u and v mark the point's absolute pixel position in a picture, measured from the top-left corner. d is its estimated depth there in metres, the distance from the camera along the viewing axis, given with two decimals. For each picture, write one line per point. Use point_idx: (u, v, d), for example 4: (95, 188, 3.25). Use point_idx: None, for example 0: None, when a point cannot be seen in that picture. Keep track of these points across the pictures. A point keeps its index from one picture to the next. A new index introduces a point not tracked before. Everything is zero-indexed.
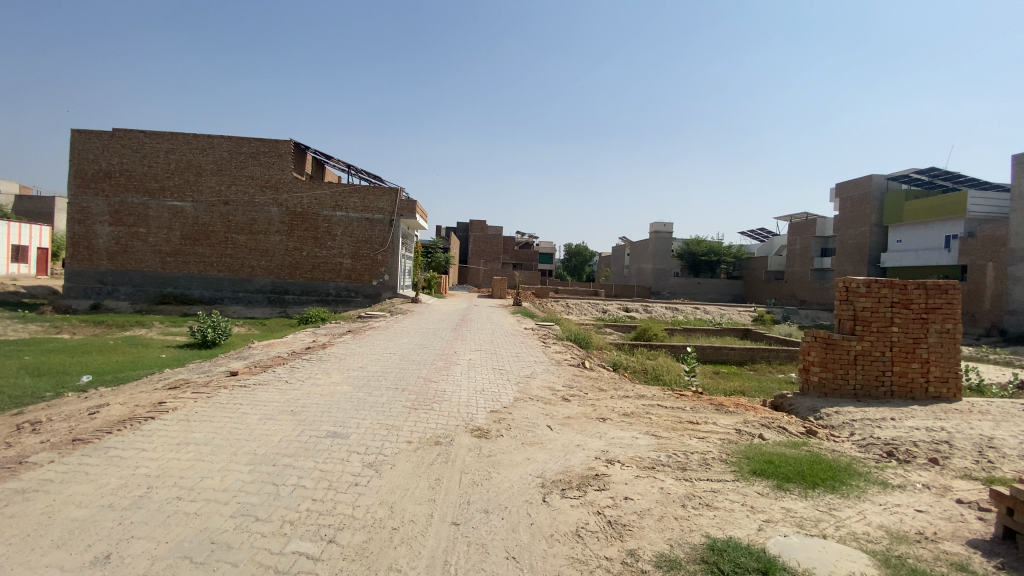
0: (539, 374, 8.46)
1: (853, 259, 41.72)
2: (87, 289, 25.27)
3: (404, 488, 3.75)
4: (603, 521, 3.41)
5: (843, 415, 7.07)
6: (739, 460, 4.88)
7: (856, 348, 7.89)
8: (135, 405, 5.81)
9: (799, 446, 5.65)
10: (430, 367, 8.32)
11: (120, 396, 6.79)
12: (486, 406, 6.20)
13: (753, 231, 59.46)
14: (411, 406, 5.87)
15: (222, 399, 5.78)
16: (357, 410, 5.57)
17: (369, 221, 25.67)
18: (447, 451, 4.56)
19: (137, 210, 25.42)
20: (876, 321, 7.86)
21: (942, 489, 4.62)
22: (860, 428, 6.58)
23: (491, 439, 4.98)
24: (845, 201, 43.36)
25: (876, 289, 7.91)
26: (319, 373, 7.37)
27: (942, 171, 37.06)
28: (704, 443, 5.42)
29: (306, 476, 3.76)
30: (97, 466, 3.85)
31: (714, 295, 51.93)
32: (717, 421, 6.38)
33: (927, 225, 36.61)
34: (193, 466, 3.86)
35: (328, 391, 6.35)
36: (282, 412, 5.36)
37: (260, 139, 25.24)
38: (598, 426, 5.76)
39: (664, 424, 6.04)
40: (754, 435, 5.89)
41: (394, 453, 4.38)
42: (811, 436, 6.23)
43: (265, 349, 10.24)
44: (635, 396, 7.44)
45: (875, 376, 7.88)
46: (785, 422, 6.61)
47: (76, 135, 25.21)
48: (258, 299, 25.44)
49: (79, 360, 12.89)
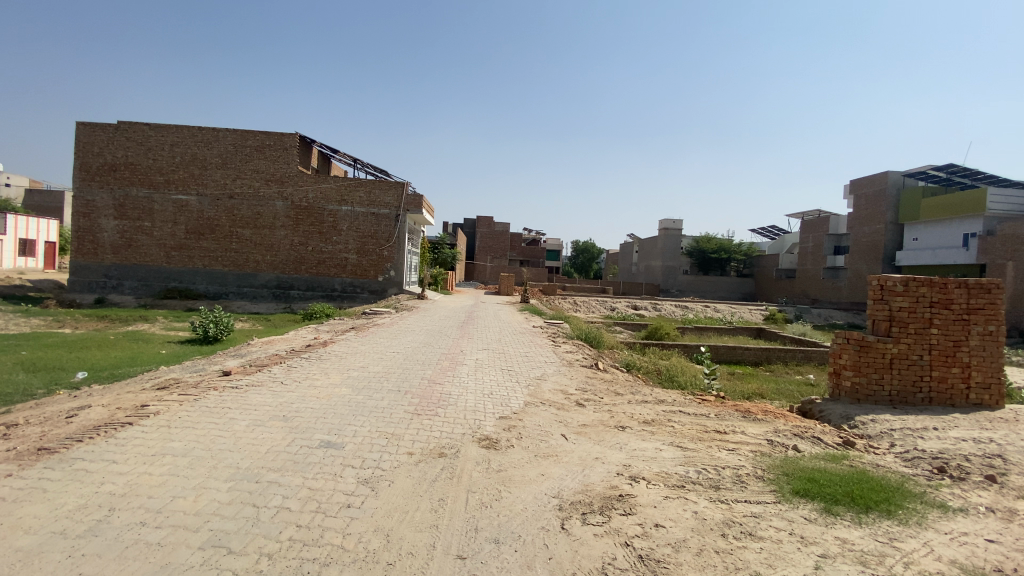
0: (550, 375, 7.97)
1: (867, 257, 40.70)
2: (92, 284, 25.09)
3: (402, 511, 3.27)
4: (632, 556, 2.93)
5: (880, 423, 6.54)
6: (777, 477, 4.39)
7: (892, 351, 7.33)
8: (116, 408, 5.38)
9: (839, 460, 5.14)
10: (435, 367, 7.88)
11: (104, 398, 6.38)
12: (494, 411, 5.73)
13: (764, 228, 58.45)
14: (413, 412, 5.38)
15: (208, 403, 5.33)
16: (355, 416, 5.11)
17: (374, 216, 25.25)
18: (452, 465, 4.09)
19: (141, 204, 25.18)
20: (914, 323, 7.30)
21: (1009, 514, 4.10)
22: (901, 438, 6.06)
23: (501, 451, 4.50)
24: (859, 198, 42.29)
25: (914, 287, 7.36)
26: (316, 374, 6.93)
27: (961, 167, 35.96)
28: (735, 456, 4.92)
29: (291, 496, 3.30)
30: (57, 482, 3.40)
31: (724, 293, 51.18)
32: (745, 429, 5.87)
33: (946, 223, 35.55)
34: (167, 482, 3.42)
35: (324, 394, 5.90)
36: (273, 417, 4.91)
37: (265, 132, 24.88)
38: (618, 436, 5.27)
39: (690, 433, 5.54)
40: (788, 447, 5.39)
41: (393, 467, 3.92)
42: (850, 448, 5.71)
43: (264, 347, 9.82)
44: (654, 401, 6.93)
45: (911, 382, 7.33)
46: (818, 432, 6.08)
47: (81, 128, 25.00)
48: (263, 294, 25.13)
49: (77, 356, 12.55)
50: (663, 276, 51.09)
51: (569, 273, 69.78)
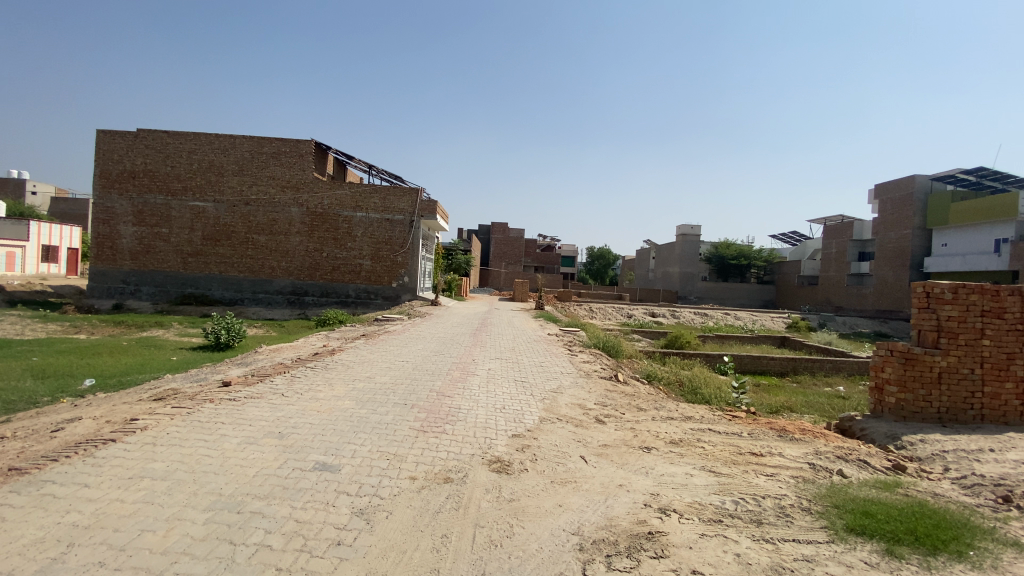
0: (567, 388, 7.49)
1: (893, 263, 39.33)
2: (111, 289, 25.33)
3: (399, 551, 2.86)
4: None
5: (931, 444, 5.94)
6: (825, 510, 3.88)
7: (941, 364, 6.68)
8: (105, 422, 5.06)
9: (892, 488, 4.58)
10: (445, 378, 7.46)
11: (98, 409, 6.08)
12: (507, 428, 5.30)
13: (785, 234, 57.19)
14: (418, 430, 4.96)
15: (202, 417, 4.97)
16: (355, 433, 4.72)
17: (389, 222, 25.10)
18: (458, 493, 3.66)
19: (159, 210, 25.35)
20: (964, 333, 6.68)
21: None
22: (956, 462, 5.47)
23: (514, 476, 4.07)
24: (885, 202, 41.00)
25: (963, 294, 6.75)
26: (319, 385, 6.56)
27: (992, 170, 34.70)
28: (775, 483, 4.42)
29: (274, 532, 2.90)
30: (19, 510, 3.06)
31: (744, 300, 49.74)
32: (782, 451, 5.34)
33: (976, 228, 34.30)
34: (140, 512, 3.07)
35: (326, 408, 5.51)
36: (268, 434, 4.54)
37: (281, 139, 24.93)
38: (643, 459, 4.79)
39: (722, 456, 5.04)
40: (832, 472, 4.86)
41: (393, 495, 3.50)
42: (902, 474, 5.14)
43: (271, 355, 9.52)
44: (680, 418, 6.42)
45: (962, 398, 6.69)
46: (864, 454, 5.52)
47: (102, 136, 25.32)
48: (278, 299, 25.12)
49: (87, 362, 12.41)
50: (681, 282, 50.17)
51: (585, 279, 69.07)
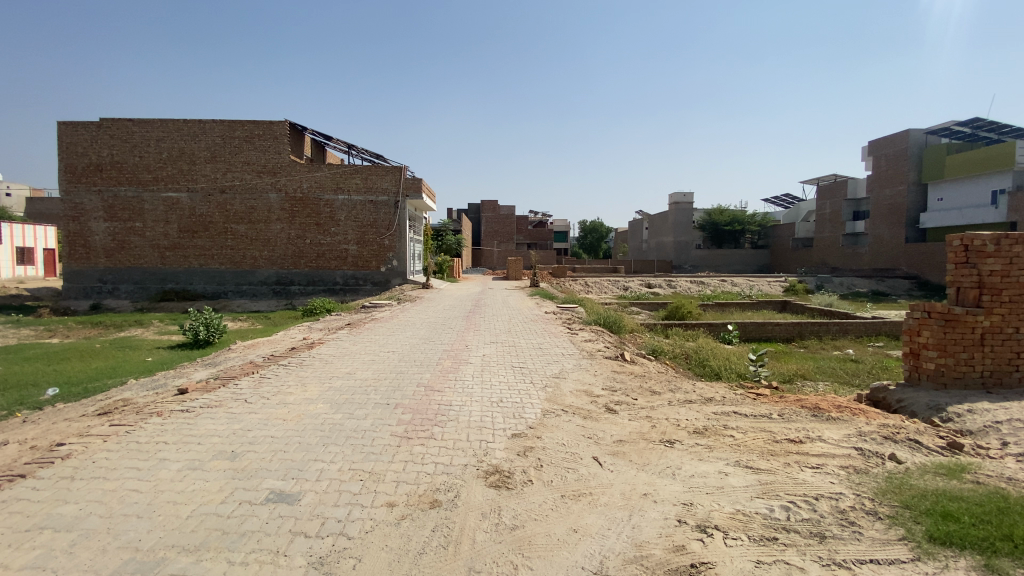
0: (570, 372, 6.76)
1: (889, 220, 38.74)
2: (87, 289, 24.15)
3: None
4: None
5: (981, 415, 5.29)
6: (897, 512, 3.19)
7: (984, 325, 5.98)
8: (29, 448, 4.25)
9: (959, 474, 3.90)
10: (435, 369, 6.73)
11: (36, 428, 5.25)
12: (505, 427, 4.57)
13: (777, 197, 56.38)
14: (401, 436, 4.22)
15: (141, 436, 4.17)
16: (325, 446, 3.96)
17: (373, 204, 24.15)
18: (448, 521, 2.94)
19: (131, 204, 24.14)
20: (1008, 288, 5.98)
21: None
22: (1014, 434, 4.83)
23: (515, 490, 3.36)
24: (878, 159, 40.12)
25: (1007, 246, 6.00)
26: (291, 387, 5.77)
27: (988, 120, 33.86)
28: (825, 477, 3.73)
29: None
30: None
31: (739, 266, 49.17)
32: (822, 435, 4.64)
33: (970, 180, 33.59)
34: None
35: (295, 415, 4.74)
36: (219, 455, 3.77)
37: (254, 121, 23.61)
38: (666, 456, 4.08)
39: (755, 445, 4.36)
40: (884, 458, 4.17)
41: (364, 534, 2.76)
42: (959, 454, 4.46)
43: (244, 353, 8.69)
44: (700, 401, 5.72)
45: (1007, 360, 6.03)
46: (913, 432, 4.83)
47: (63, 128, 23.78)
48: (263, 290, 24.18)
49: (55, 369, 11.47)
50: (675, 251, 49.39)
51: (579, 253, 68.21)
